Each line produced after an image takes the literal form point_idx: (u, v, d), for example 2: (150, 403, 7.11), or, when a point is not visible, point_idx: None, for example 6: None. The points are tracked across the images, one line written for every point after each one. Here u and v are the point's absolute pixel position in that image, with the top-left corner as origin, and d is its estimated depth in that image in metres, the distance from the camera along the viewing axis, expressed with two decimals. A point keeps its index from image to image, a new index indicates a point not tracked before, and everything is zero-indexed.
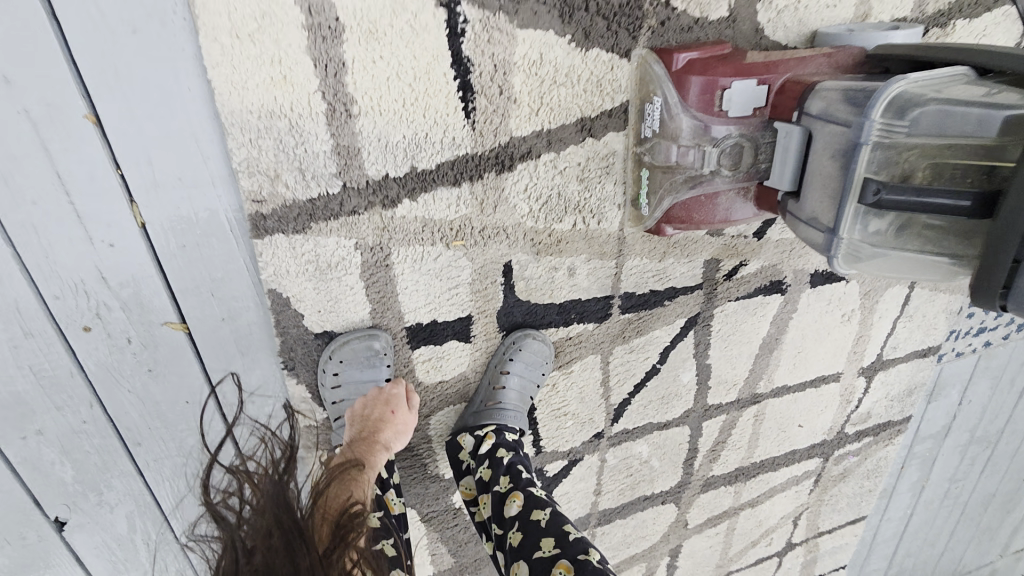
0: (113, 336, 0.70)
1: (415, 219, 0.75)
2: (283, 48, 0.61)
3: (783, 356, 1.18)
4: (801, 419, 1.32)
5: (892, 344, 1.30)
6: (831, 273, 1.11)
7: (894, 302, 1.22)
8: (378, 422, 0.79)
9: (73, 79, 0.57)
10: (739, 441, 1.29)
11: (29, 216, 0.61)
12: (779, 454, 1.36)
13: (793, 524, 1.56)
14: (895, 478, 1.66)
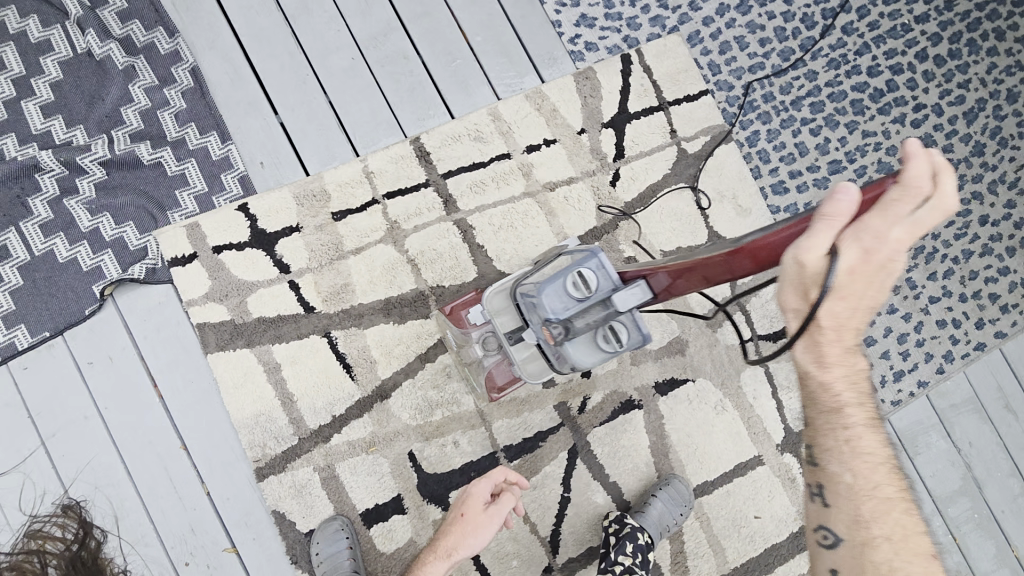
0: (203, 566, 1.27)
1: (343, 443, 1.33)
2: (256, 384, 1.31)
3: (682, 456, 1.43)
4: (752, 510, 1.44)
5: (793, 415, 1.47)
6: (673, 380, 1.44)
7: (760, 381, 1.46)
8: (451, 520, 1.17)
9: (175, 432, 1.30)
10: (702, 548, 1.42)
11: (160, 503, 1.28)
12: (758, 552, 1.44)
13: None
14: (959, 554, 1.52)
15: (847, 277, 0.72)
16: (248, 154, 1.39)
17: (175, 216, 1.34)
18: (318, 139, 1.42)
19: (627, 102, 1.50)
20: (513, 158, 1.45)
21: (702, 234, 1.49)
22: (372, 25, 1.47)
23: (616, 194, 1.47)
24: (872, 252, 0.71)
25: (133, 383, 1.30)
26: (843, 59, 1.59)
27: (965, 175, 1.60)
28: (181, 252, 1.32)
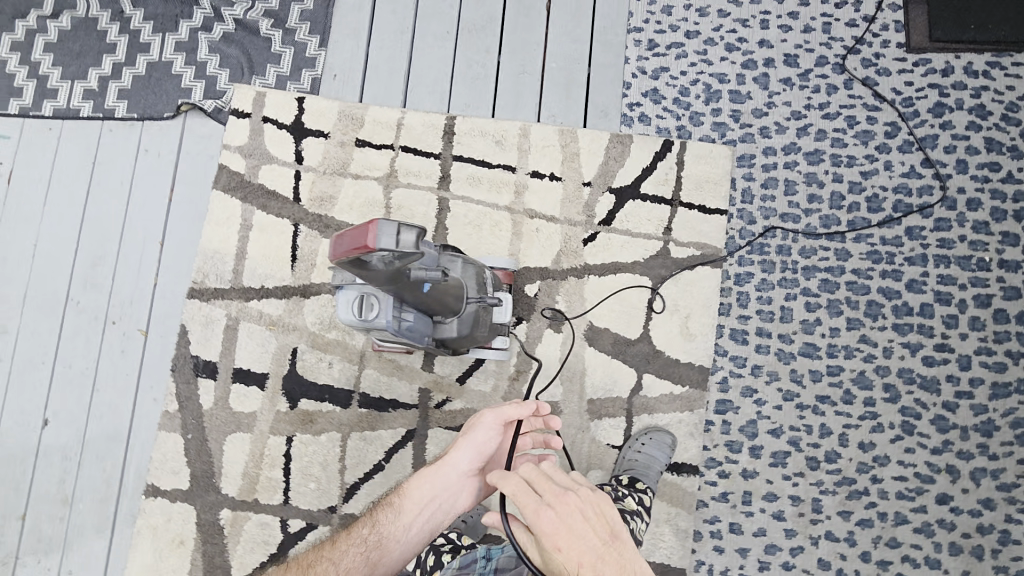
0: (119, 331, 1.59)
1: (255, 308, 1.56)
2: (227, 229, 1.59)
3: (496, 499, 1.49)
4: None
5: None
6: None
7: None
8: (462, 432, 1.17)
9: (162, 229, 1.63)
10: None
11: (124, 272, 1.62)
12: None
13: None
14: None
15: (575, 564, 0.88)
16: (329, 64, 1.66)
17: (254, 80, 1.66)
18: (382, 79, 1.64)
19: (642, 182, 1.52)
20: (516, 173, 1.55)
21: (634, 330, 1.46)
22: (477, 14, 1.65)
23: (581, 253, 1.50)
24: (562, 522, 0.90)
25: (160, 181, 1.65)
26: (888, 257, 1.45)
27: (953, 443, 1.38)
28: (242, 108, 1.64)
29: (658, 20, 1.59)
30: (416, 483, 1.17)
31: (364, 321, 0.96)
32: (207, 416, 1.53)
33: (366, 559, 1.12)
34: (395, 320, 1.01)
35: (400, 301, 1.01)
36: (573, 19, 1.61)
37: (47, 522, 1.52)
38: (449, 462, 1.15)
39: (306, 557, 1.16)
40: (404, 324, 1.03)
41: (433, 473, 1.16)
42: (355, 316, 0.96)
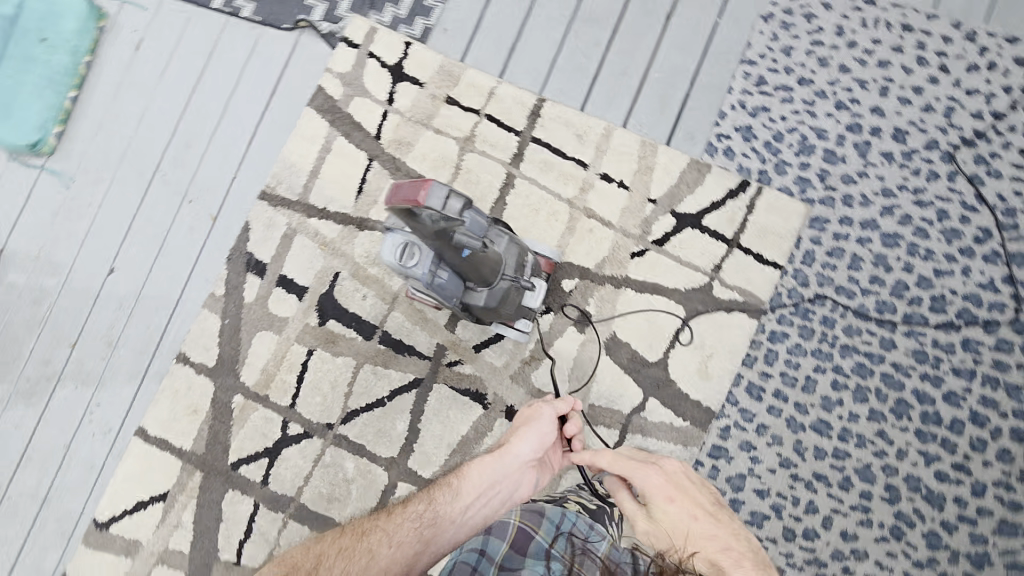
0: (194, 210, 1.73)
1: (313, 225, 1.66)
2: (309, 146, 1.69)
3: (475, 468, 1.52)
4: None
5: None
6: None
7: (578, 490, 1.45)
8: (520, 422, 1.33)
9: (253, 130, 1.74)
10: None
11: (211, 159, 1.75)
12: None
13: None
14: None
15: (672, 517, 1.09)
16: (443, 17, 1.70)
17: (372, 16, 1.73)
18: (488, 46, 1.67)
19: (706, 214, 1.51)
20: (587, 171, 1.56)
21: (654, 353, 1.48)
22: (598, 5, 1.63)
23: (626, 264, 1.51)
24: (671, 484, 1.13)
25: (264, 85, 1.75)
26: (933, 361, 1.40)
27: (939, 562, 1.35)
28: (353, 38, 1.71)
29: (775, 59, 1.55)
30: (476, 468, 1.26)
31: (401, 265, 1.02)
32: (247, 309, 1.65)
33: (420, 538, 1.16)
34: (429, 272, 1.06)
35: (437, 257, 1.07)
36: (690, 34, 1.58)
37: (91, 357, 1.70)
38: (511, 450, 1.28)
39: (347, 529, 1.16)
40: (436, 279, 1.09)
41: (495, 460, 1.27)
42: (394, 259, 1.02)
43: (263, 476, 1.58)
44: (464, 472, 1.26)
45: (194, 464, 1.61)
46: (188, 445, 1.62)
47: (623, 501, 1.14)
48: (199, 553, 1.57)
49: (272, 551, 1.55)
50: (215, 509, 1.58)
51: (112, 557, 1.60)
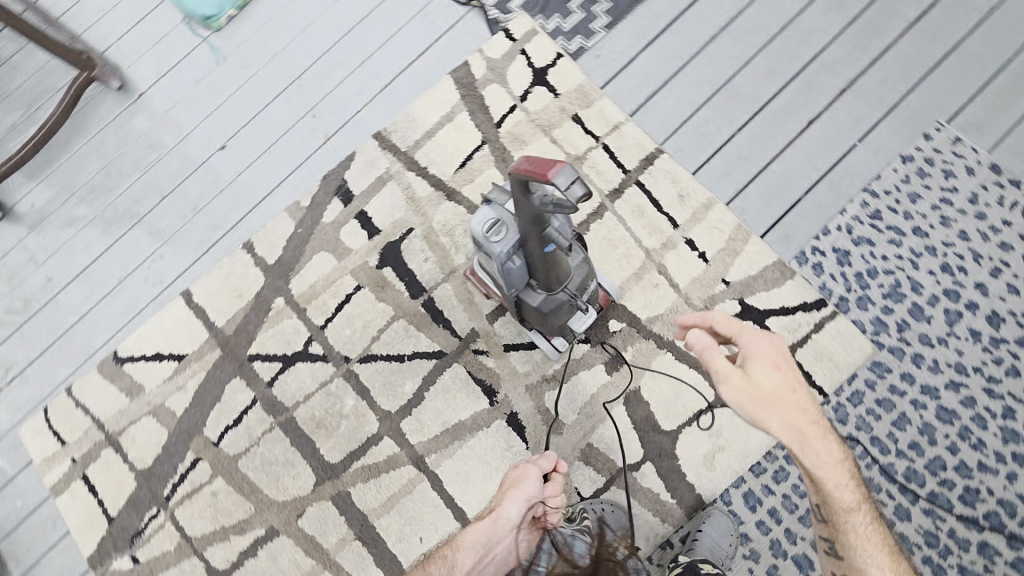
0: (314, 124, 1.85)
1: (409, 177, 1.73)
2: (435, 108, 1.78)
3: (458, 456, 1.52)
4: (423, 535, 1.49)
5: None
6: (523, 429, 1.51)
7: None
8: (509, 482, 1.29)
9: (393, 74, 1.84)
10: (381, 492, 1.52)
11: (348, 87, 1.86)
12: (389, 552, 1.49)
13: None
14: None
15: (772, 390, 1.00)
16: (601, 42, 1.75)
17: (539, 19, 1.80)
18: (632, 82, 1.71)
19: (773, 315, 1.49)
20: (676, 230, 1.57)
21: (669, 422, 1.46)
22: (748, 86, 1.65)
23: (677, 330, 1.50)
24: (770, 351, 1.03)
25: (419, 41, 1.85)
26: (942, 550, 1.34)
27: None
28: (514, 31, 1.80)
29: (897, 200, 1.53)
30: (467, 539, 1.22)
31: (485, 239, 1.12)
32: (321, 226, 1.74)
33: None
34: (506, 256, 1.13)
35: (519, 246, 1.13)
36: (824, 146, 1.59)
37: (175, 213, 1.84)
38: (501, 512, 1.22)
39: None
40: (508, 266, 1.15)
41: (486, 527, 1.22)
42: (483, 232, 1.12)
43: (271, 378, 1.65)
44: (457, 540, 1.24)
45: (219, 342, 1.70)
46: (220, 322, 1.71)
47: (713, 355, 1.03)
48: (188, 420, 1.65)
49: (250, 447, 1.61)
50: (218, 388, 1.67)
51: (116, 390, 1.70)
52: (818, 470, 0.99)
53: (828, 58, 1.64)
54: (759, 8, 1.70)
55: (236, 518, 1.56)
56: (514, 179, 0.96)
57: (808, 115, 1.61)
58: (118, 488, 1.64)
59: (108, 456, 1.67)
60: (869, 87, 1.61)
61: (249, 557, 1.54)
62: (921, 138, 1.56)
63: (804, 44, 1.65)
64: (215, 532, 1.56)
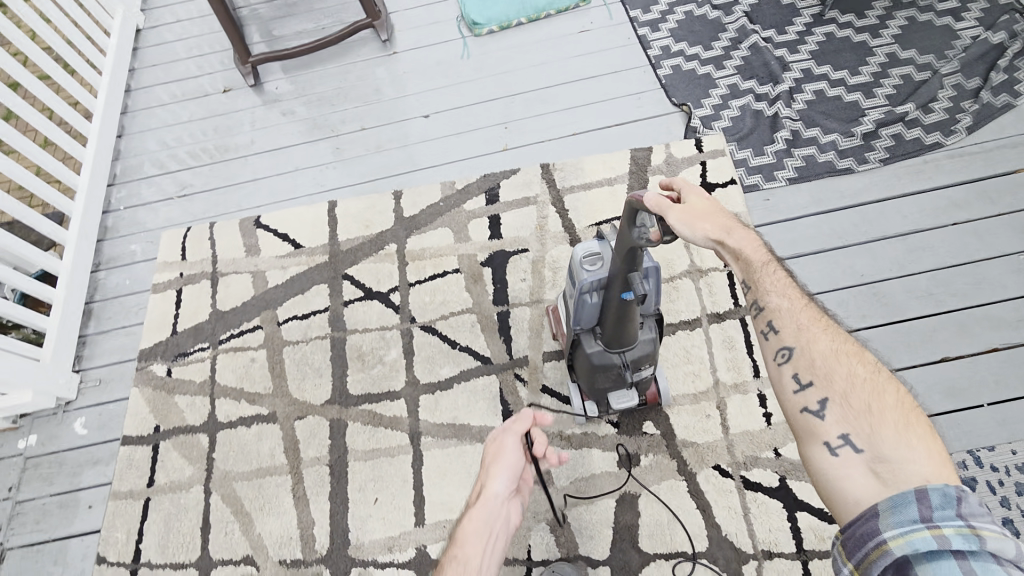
0: (501, 132, 2.07)
1: (549, 209, 1.88)
2: (603, 168, 1.92)
3: (448, 452, 1.56)
4: (379, 499, 1.53)
5: None
6: None
7: None
8: (488, 456, 1.14)
9: (586, 128, 2.02)
10: (370, 440, 1.60)
11: (545, 118, 2.07)
12: (344, 493, 1.55)
13: (227, 564, 1.50)
14: None
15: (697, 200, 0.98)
16: (776, 189, 1.81)
17: (732, 144, 1.89)
18: (786, 234, 1.73)
19: (807, 510, 1.38)
20: (754, 378, 1.53)
21: (648, 543, 1.39)
22: (897, 294, 1.60)
23: (704, 466, 1.45)
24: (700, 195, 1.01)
25: (623, 114, 2.02)
26: None
27: None
28: (705, 143, 1.91)
29: (1002, 480, 1.36)
30: (466, 529, 1.02)
31: (579, 262, 1.23)
32: (459, 209, 1.93)
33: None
34: (588, 287, 1.24)
35: (602, 284, 1.23)
36: (949, 388, 1.47)
37: (362, 143, 2.15)
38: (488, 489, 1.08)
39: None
40: (584, 297, 1.25)
41: (476, 509, 1.05)
42: (580, 256, 1.23)
43: (348, 299, 1.83)
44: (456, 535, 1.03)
45: (330, 250, 1.93)
46: (341, 236, 1.95)
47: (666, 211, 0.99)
48: (272, 294, 1.88)
49: (300, 342, 1.79)
50: (307, 283, 1.88)
51: (241, 242, 2.00)
52: (745, 247, 0.90)
53: (994, 312, 1.54)
54: (944, 235, 1.66)
55: (255, 388, 1.73)
56: (627, 206, 1.09)
57: (946, 351, 1.51)
58: (193, 312, 1.88)
59: (204, 285, 1.94)
60: None
61: (242, 424, 1.68)
62: None
63: (976, 287, 1.58)
64: (234, 389, 1.74)
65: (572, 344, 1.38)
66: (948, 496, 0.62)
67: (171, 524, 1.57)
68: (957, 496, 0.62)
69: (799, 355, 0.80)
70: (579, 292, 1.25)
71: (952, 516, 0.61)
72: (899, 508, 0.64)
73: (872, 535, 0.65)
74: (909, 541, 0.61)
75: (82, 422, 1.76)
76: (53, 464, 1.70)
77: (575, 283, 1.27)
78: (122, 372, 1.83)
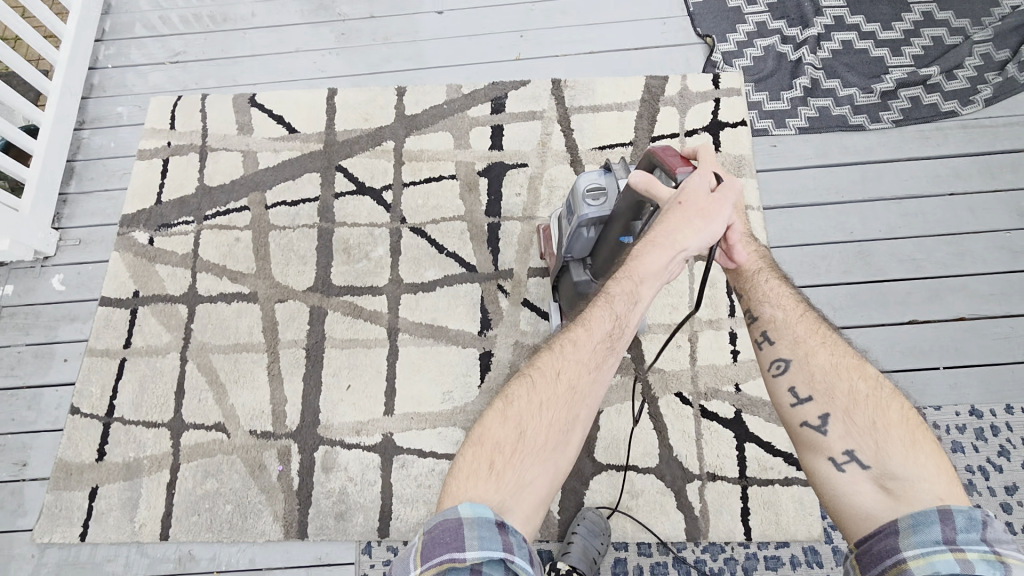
0: (516, 40, 1.98)
1: (554, 127, 1.83)
2: (615, 92, 1.86)
3: (424, 351, 1.59)
4: (352, 386, 1.57)
5: (407, 463, 1.48)
6: (487, 370, 1.56)
7: (452, 447, 1.49)
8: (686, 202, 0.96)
9: (604, 48, 1.94)
10: (348, 330, 1.62)
11: (563, 31, 1.98)
12: (318, 377, 1.58)
13: (198, 428, 1.55)
14: (195, 569, 1.43)
15: None
16: (784, 137, 1.78)
17: (749, 85, 1.84)
18: (786, 184, 1.72)
19: (756, 442, 1.45)
20: (729, 317, 1.57)
21: (603, 454, 1.46)
22: (882, 254, 1.63)
23: (667, 392, 1.51)
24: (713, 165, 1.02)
25: (644, 39, 1.94)
26: None
27: None
28: (722, 80, 1.85)
29: (940, 436, 1.45)
30: (643, 269, 0.93)
31: (582, 195, 1.19)
32: (462, 115, 1.87)
33: (606, 352, 0.89)
34: (586, 222, 1.22)
35: (601, 220, 1.22)
36: (910, 348, 1.53)
37: (369, 33, 2.04)
38: (681, 245, 0.92)
39: (515, 390, 0.86)
40: (580, 230, 1.25)
41: (660, 255, 0.93)
42: (584, 188, 1.19)
43: (339, 191, 1.80)
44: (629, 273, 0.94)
45: (325, 139, 1.87)
46: (338, 126, 1.88)
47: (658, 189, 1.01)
48: (261, 176, 1.83)
49: (286, 227, 1.76)
50: (298, 170, 1.83)
51: (233, 119, 1.92)
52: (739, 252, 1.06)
53: (970, 283, 1.58)
54: (938, 203, 1.67)
55: (237, 267, 1.72)
56: (644, 160, 1.05)
57: (916, 314, 1.56)
58: (179, 184, 1.84)
59: (192, 158, 1.88)
60: (988, 331, 1.53)
61: (222, 300, 1.68)
62: (1001, 405, 1.47)
63: (957, 258, 1.61)
64: (217, 266, 1.73)
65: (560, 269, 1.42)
66: (973, 519, 0.72)
67: (145, 385, 1.60)
68: (980, 520, 0.72)
69: (797, 370, 0.93)
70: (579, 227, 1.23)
71: (976, 540, 0.71)
72: (922, 527, 0.74)
73: (891, 552, 0.75)
74: (932, 561, 0.71)
75: (60, 279, 1.75)
76: (29, 316, 1.70)
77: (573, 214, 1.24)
78: (103, 235, 1.80)
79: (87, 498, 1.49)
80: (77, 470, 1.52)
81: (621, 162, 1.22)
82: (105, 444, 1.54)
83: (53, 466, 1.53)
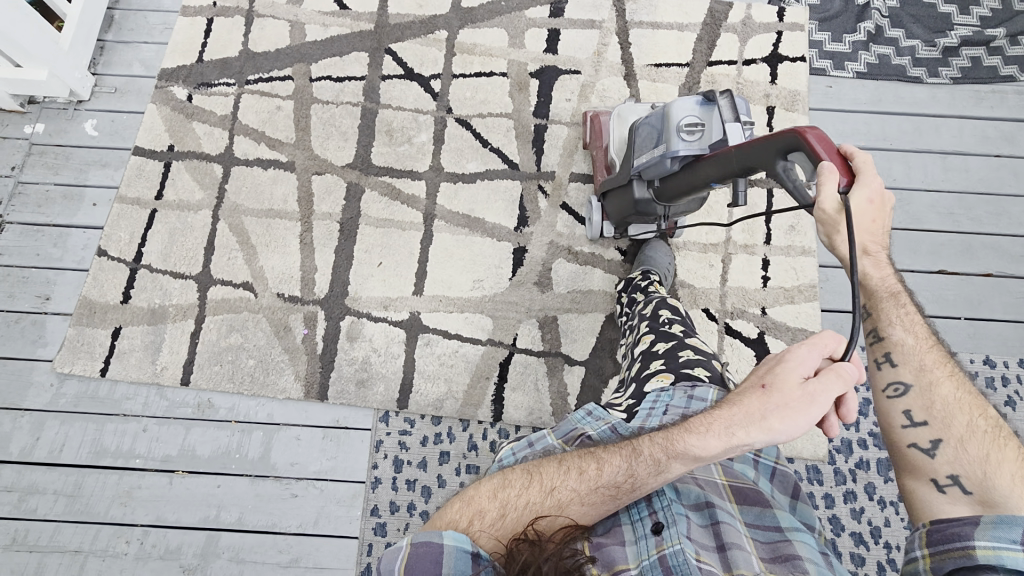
0: None
1: (611, 39, 1.79)
2: (678, 12, 1.81)
3: (458, 239, 1.59)
4: (383, 262, 1.57)
5: (433, 342, 1.50)
6: (519, 265, 1.57)
7: (478, 333, 1.51)
8: (777, 374, 0.81)
9: None
10: (384, 210, 1.61)
11: None
12: (349, 251, 1.58)
13: (226, 285, 1.54)
14: (214, 416, 1.46)
15: (867, 212, 0.84)
16: (841, 79, 1.77)
17: (814, 24, 1.80)
18: (835, 126, 1.73)
19: None
20: (765, 244, 1.57)
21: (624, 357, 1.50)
22: (919, 205, 1.64)
23: (694, 307, 1.53)
24: (875, 180, 0.84)
25: None
26: None
27: None
28: (787, 14, 1.81)
29: None
30: (688, 441, 0.81)
31: (677, 128, 1.13)
32: (520, 14, 1.81)
33: (609, 496, 0.80)
34: (675, 158, 1.16)
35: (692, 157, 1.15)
36: (934, 296, 1.56)
37: None
38: (741, 443, 0.79)
39: (514, 474, 0.82)
40: (663, 161, 1.18)
41: (718, 440, 0.79)
42: (680, 121, 1.12)
43: (387, 74, 1.76)
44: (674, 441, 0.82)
45: (376, 20, 1.80)
46: (390, 8, 1.82)
47: (829, 184, 0.83)
48: (308, 48, 1.78)
49: (330, 102, 1.73)
50: (346, 47, 1.78)
51: None
52: (874, 270, 0.88)
53: (1002, 243, 1.60)
54: (981, 164, 1.68)
55: (275, 135, 1.69)
56: (783, 136, 0.90)
57: (946, 265, 1.58)
58: (221, 45, 1.78)
59: (236, 20, 1.81)
60: (1012, 289, 1.56)
61: (258, 165, 1.66)
62: (1014, 358, 1.52)
63: (993, 218, 1.63)
64: (256, 131, 1.70)
65: (621, 182, 1.34)
66: None
67: (174, 237, 1.59)
68: None
69: (917, 395, 0.83)
70: (660, 156, 1.17)
71: None
72: (1004, 524, 0.71)
73: (962, 537, 0.73)
74: (1001, 556, 0.69)
75: (93, 125, 1.71)
76: (60, 156, 1.67)
77: (661, 143, 1.17)
78: (139, 86, 1.75)
79: (110, 337, 1.50)
80: (101, 309, 1.52)
81: (729, 94, 1.11)
82: (131, 288, 1.54)
83: (76, 303, 1.53)
